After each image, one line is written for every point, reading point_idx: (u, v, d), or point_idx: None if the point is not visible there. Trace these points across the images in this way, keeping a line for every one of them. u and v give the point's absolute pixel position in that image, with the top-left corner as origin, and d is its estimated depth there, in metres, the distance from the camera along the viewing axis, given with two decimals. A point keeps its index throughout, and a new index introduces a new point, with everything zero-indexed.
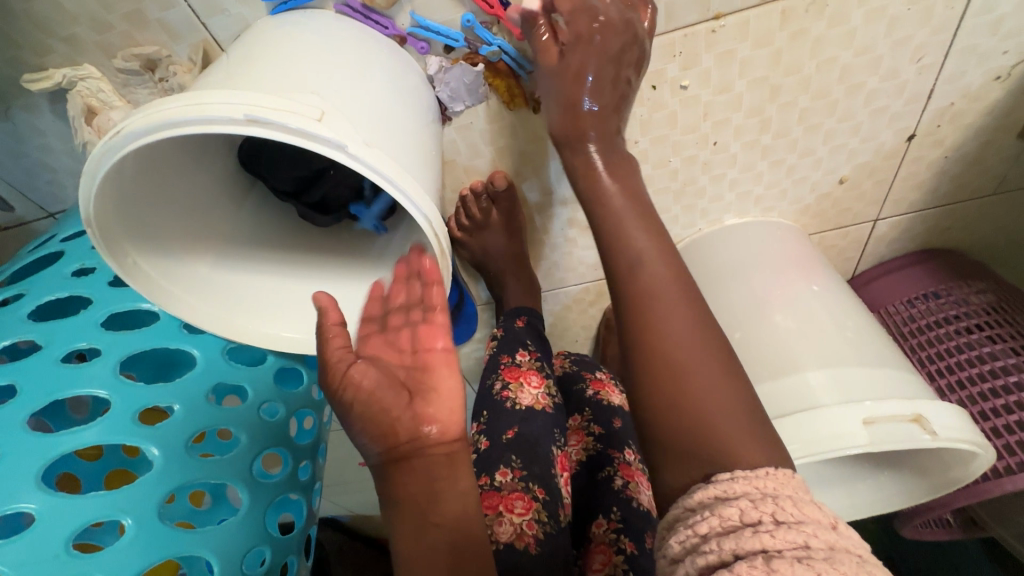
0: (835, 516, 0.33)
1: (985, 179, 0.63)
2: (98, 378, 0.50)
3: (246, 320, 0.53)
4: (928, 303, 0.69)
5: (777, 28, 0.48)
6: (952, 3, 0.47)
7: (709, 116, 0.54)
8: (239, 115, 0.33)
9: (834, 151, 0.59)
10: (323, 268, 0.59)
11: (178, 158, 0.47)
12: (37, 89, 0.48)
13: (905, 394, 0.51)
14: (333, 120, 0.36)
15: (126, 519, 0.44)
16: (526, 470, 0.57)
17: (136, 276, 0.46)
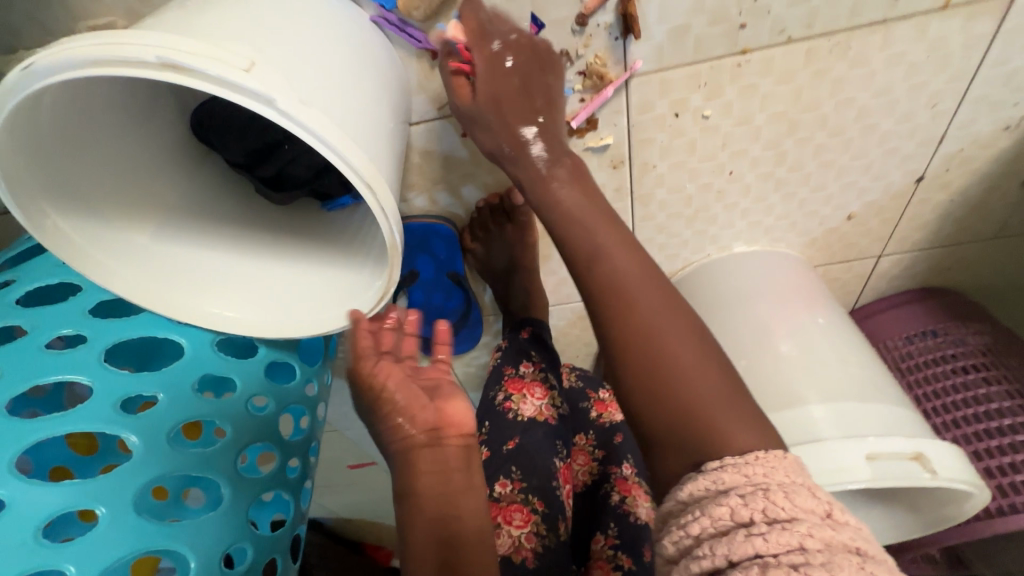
0: (828, 500, 0.32)
1: (987, 223, 0.65)
2: (82, 367, 0.49)
3: (182, 295, 0.44)
4: (926, 341, 0.71)
5: (800, 66, 0.49)
6: (970, 54, 0.48)
7: (727, 146, 0.55)
8: (150, 56, 0.26)
9: (845, 187, 0.60)
10: (298, 247, 0.49)
11: (135, 126, 0.41)
12: (6, 70, 0.47)
13: (906, 431, 0.52)
14: (262, 70, 0.29)
15: (99, 510, 0.43)
16: (526, 482, 0.58)
17: (56, 243, 0.37)
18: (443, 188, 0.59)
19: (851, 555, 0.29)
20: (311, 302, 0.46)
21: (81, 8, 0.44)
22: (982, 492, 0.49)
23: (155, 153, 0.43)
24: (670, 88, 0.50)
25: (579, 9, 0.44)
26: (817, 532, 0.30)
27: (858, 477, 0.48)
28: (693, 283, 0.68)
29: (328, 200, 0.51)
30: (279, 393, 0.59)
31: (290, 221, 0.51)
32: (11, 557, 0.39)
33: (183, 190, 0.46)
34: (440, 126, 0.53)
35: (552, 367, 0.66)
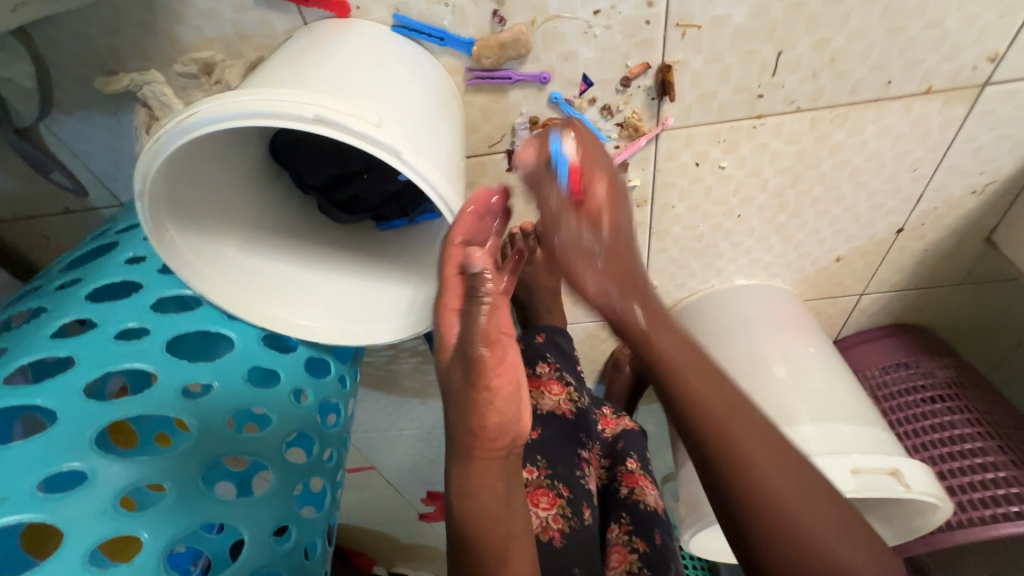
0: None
1: (954, 270, 0.74)
2: (143, 356, 0.48)
3: (264, 305, 0.49)
4: (900, 371, 0.79)
5: (806, 131, 0.57)
6: (946, 130, 0.57)
7: (738, 193, 0.63)
8: (310, 115, 0.34)
9: (836, 233, 0.68)
10: (354, 262, 0.55)
11: (238, 149, 0.47)
12: (106, 90, 0.51)
13: (884, 450, 0.60)
14: (388, 125, 0.36)
15: (165, 484, 0.41)
16: (550, 469, 0.64)
17: (169, 252, 0.43)
18: None
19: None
20: (371, 313, 0.51)
21: (184, 42, 0.49)
22: (945, 502, 0.56)
23: (243, 173, 0.49)
24: (694, 141, 0.57)
25: (624, 73, 0.51)
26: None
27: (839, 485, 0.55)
28: (697, 310, 0.76)
29: (382, 220, 0.57)
30: (321, 387, 0.57)
31: (347, 239, 0.57)
32: (82, 525, 0.36)
33: (261, 204, 0.51)
34: (489, 160, 0.59)
35: (568, 365, 0.70)
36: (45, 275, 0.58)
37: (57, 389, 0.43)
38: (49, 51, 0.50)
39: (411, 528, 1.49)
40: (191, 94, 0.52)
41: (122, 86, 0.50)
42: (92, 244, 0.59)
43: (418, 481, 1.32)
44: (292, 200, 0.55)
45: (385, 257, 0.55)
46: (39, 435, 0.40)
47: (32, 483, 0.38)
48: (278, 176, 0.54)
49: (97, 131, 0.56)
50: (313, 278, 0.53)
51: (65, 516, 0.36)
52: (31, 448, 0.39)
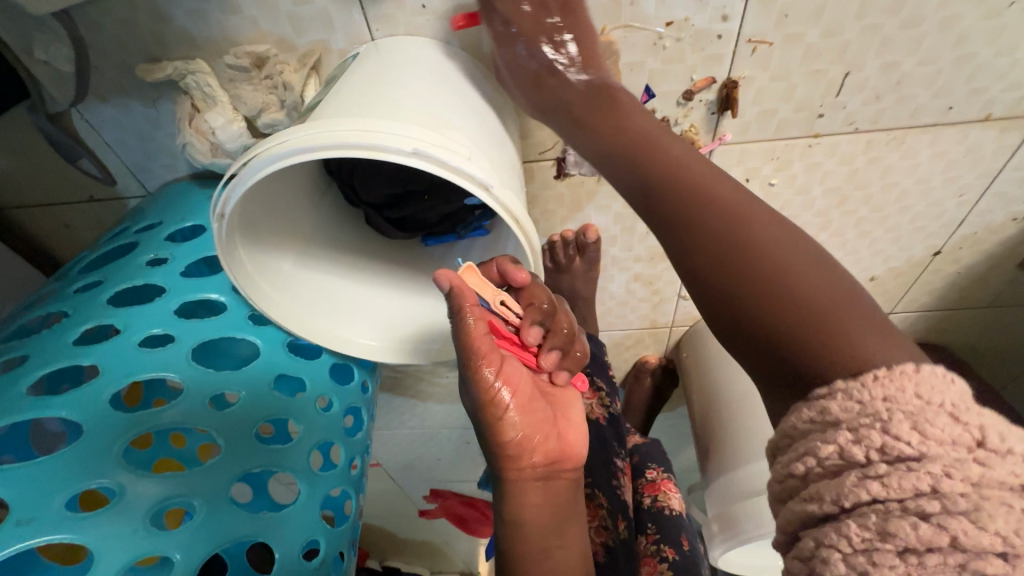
0: (978, 427, 0.27)
1: (983, 294, 0.75)
2: (173, 365, 0.43)
3: (321, 322, 0.48)
4: None
5: (860, 152, 0.56)
6: (997, 158, 0.57)
7: (784, 210, 0.63)
8: (407, 148, 0.32)
9: (874, 254, 0.68)
10: (389, 275, 0.54)
11: (292, 165, 0.47)
12: (149, 79, 0.49)
13: None
14: (477, 157, 0.35)
15: (195, 503, 0.38)
16: (591, 478, 0.61)
17: (241, 278, 0.42)
18: None
19: (1006, 499, 0.24)
20: (402, 328, 0.52)
21: (237, 35, 0.47)
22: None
23: (297, 190, 0.49)
24: (747, 157, 0.57)
25: (688, 86, 0.50)
26: (899, 376, 0.28)
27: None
28: None
29: (430, 235, 0.57)
30: (344, 395, 0.54)
31: (391, 250, 0.56)
32: (123, 543, 0.35)
33: (314, 220, 0.51)
34: (537, 167, 0.58)
35: (598, 371, 0.69)
36: (61, 279, 0.51)
37: (82, 400, 0.39)
38: (93, 36, 0.48)
39: (411, 525, 1.48)
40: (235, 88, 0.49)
41: (164, 75, 0.48)
42: (109, 246, 0.53)
43: (423, 479, 1.31)
44: (338, 209, 0.55)
45: (416, 271, 0.56)
46: (67, 449, 0.37)
47: (63, 500, 0.35)
48: (327, 188, 0.54)
49: (134, 121, 0.54)
50: (361, 291, 0.52)
51: (97, 536, 0.34)
52: (64, 462, 0.37)
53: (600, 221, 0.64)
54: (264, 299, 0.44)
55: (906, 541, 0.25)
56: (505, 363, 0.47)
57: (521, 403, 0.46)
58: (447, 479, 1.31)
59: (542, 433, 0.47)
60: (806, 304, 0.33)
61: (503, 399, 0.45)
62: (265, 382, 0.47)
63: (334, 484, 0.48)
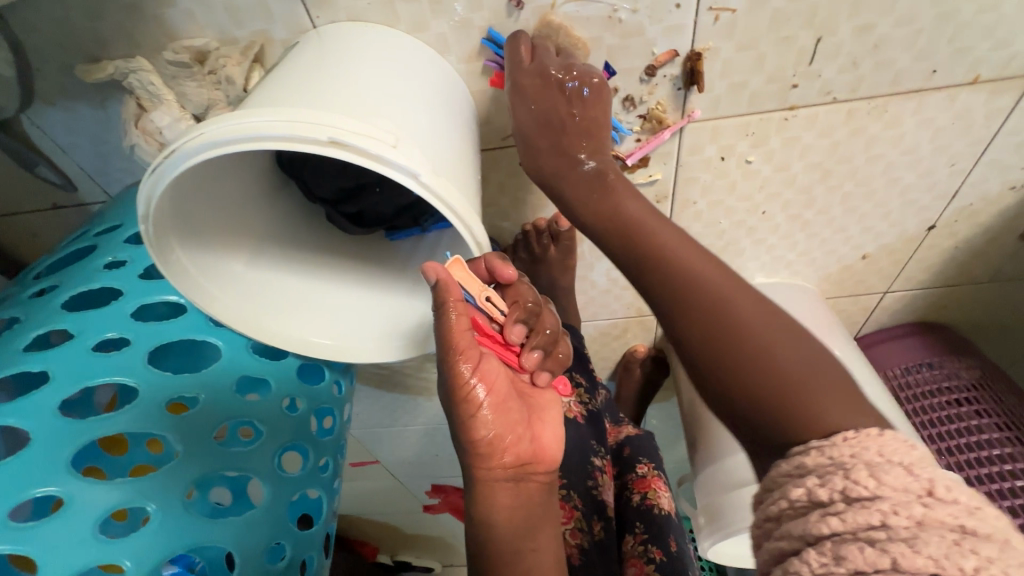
0: (929, 478, 0.29)
1: (984, 268, 0.71)
2: (126, 368, 0.40)
3: (276, 322, 0.47)
4: (924, 372, 0.76)
5: (840, 123, 0.53)
6: (989, 123, 0.53)
7: (764, 188, 0.60)
8: (323, 137, 0.30)
9: (863, 231, 0.65)
10: (354, 274, 0.53)
11: (241, 161, 0.45)
12: (91, 79, 0.47)
13: None
14: (405, 145, 0.33)
15: (149, 508, 0.35)
16: (566, 480, 0.58)
17: (184, 282, 0.41)
18: (493, 211, 0.63)
19: (950, 536, 0.27)
20: (372, 329, 0.50)
21: (176, 29, 0.45)
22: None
23: (249, 188, 0.47)
24: (720, 134, 0.54)
25: (650, 61, 0.47)
26: (864, 440, 0.32)
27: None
28: None
29: (393, 229, 0.55)
30: (313, 395, 0.51)
31: (352, 247, 0.54)
32: (64, 555, 0.32)
33: (267, 219, 0.49)
34: (502, 154, 0.56)
35: (577, 366, 0.67)
36: (22, 283, 0.49)
37: (28, 406, 0.36)
38: (30, 38, 0.46)
39: (415, 521, 1.47)
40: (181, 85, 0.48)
41: (106, 75, 0.47)
42: (69, 249, 0.50)
43: (422, 476, 1.31)
44: (296, 206, 0.53)
45: (387, 267, 0.54)
46: (9, 459, 0.34)
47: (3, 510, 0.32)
48: (285, 187, 0.52)
49: (85, 124, 0.53)
50: (322, 291, 0.51)
51: (41, 545, 0.32)
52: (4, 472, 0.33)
53: None
54: (211, 300, 0.43)
55: (855, 563, 0.27)
56: (484, 360, 0.44)
57: (495, 402, 0.44)
58: (446, 475, 1.30)
59: (515, 433, 0.45)
60: (784, 375, 0.36)
61: (478, 397, 0.43)
62: (228, 383, 0.44)
63: (300, 486, 0.46)
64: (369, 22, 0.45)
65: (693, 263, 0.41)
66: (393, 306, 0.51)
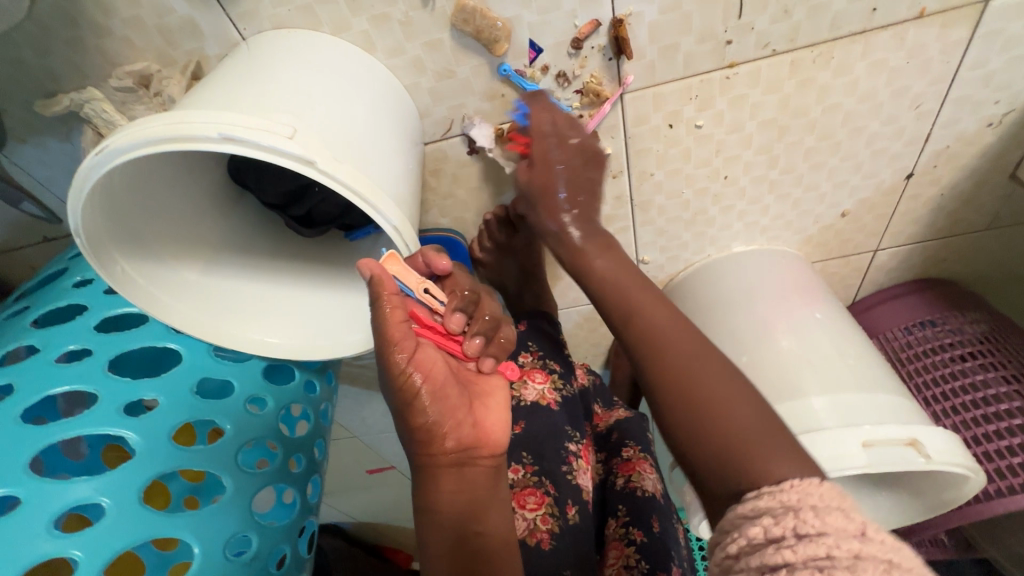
0: (863, 521, 0.29)
1: (979, 215, 0.67)
2: (86, 375, 0.42)
3: (232, 326, 0.49)
4: (925, 331, 0.73)
5: (786, 76, 0.51)
6: (948, 58, 0.51)
7: (721, 152, 0.58)
8: (215, 134, 0.31)
9: (836, 187, 0.63)
10: (312, 276, 0.54)
11: (187, 173, 0.47)
12: (49, 113, 0.50)
13: (903, 419, 0.52)
14: (302, 136, 0.34)
15: (104, 502, 0.37)
16: (537, 466, 0.62)
17: (134, 292, 0.43)
18: (452, 203, 0.63)
19: (888, 567, 0.26)
20: (329, 328, 0.51)
21: (118, 56, 0.48)
22: (980, 476, 0.52)
23: (203, 199, 0.49)
24: (663, 101, 0.53)
25: (574, 34, 0.47)
26: (783, 490, 0.32)
27: (851, 465, 0.48)
28: (691, 283, 0.71)
29: (352, 230, 0.56)
30: (283, 395, 0.53)
31: (311, 251, 0.56)
32: (22, 547, 0.34)
33: (223, 228, 0.51)
34: (448, 146, 0.57)
35: (551, 354, 0.70)
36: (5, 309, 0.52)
37: None
38: None
39: None
40: (132, 109, 0.51)
41: (62, 107, 0.50)
42: (45, 273, 0.53)
43: None
44: (254, 216, 0.54)
45: (345, 267, 0.55)
46: None
47: None
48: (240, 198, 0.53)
49: (55, 157, 0.56)
50: (282, 293, 0.52)
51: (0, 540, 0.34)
52: None
53: None
54: (164, 308, 0.45)
55: None
56: (420, 349, 0.49)
57: (431, 390, 0.48)
58: None
59: (455, 417, 0.51)
60: (728, 426, 0.37)
61: (415, 383, 0.47)
62: (187, 384, 0.46)
63: (267, 480, 0.47)
64: (294, 28, 0.47)
65: (657, 321, 0.45)
66: (349, 304, 0.52)
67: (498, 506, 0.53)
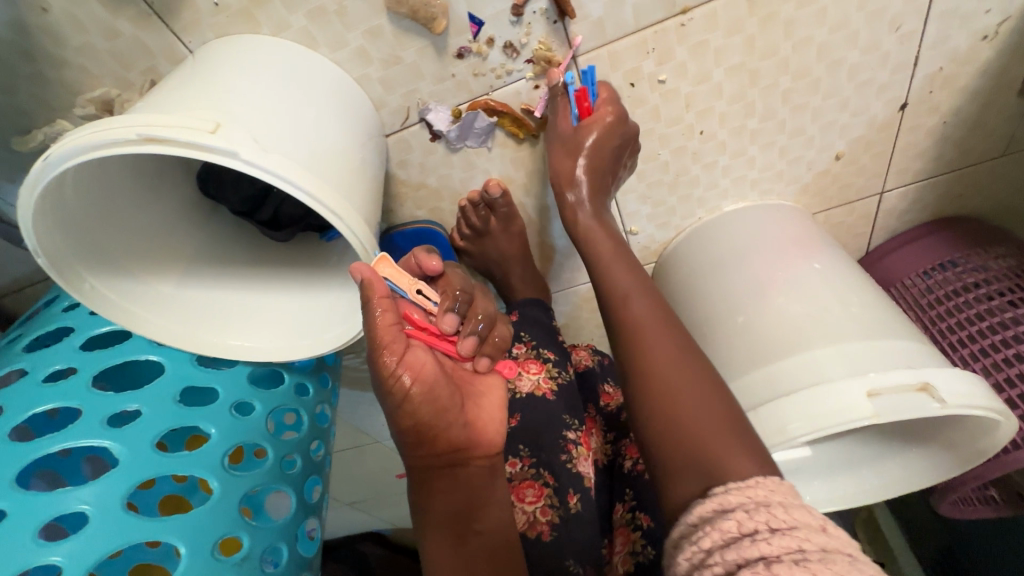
0: (825, 517, 0.32)
1: (993, 140, 0.62)
2: (69, 391, 0.43)
3: (211, 333, 0.49)
4: (945, 273, 0.67)
5: (746, 15, 0.49)
6: None
7: (692, 107, 0.56)
8: (134, 135, 0.32)
9: (825, 128, 0.59)
10: (289, 280, 0.55)
11: (152, 189, 0.48)
12: (27, 149, 0.52)
13: (913, 364, 0.48)
14: (226, 129, 0.34)
15: (86, 509, 0.38)
16: (535, 458, 0.60)
17: (107, 308, 0.44)
18: (426, 193, 0.63)
19: (851, 557, 0.29)
20: (309, 329, 0.52)
21: (78, 85, 0.49)
22: (1009, 419, 0.48)
23: (173, 213, 0.50)
24: (620, 60, 0.51)
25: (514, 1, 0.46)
26: (749, 486, 0.36)
27: (857, 417, 0.44)
28: (684, 249, 0.68)
29: (326, 230, 0.57)
30: (270, 398, 0.53)
31: (288, 255, 0.57)
32: (4, 557, 0.35)
33: (197, 240, 0.52)
34: (410, 135, 0.56)
35: (545, 341, 0.68)
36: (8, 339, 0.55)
37: None
38: None
39: None
40: None
41: (37, 142, 0.52)
42: (41, 302, 0.55)
43: None
44: (229, 225, 0.55)
45: (320, 268, 0.56)
46: None
47: None
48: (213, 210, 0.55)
49: None
50: (261, 299, 0.53)
51: None
52: None
53: (502, 174, 0.61)
54: (140, 321, 0.46)
55: None
56: (410, 350, 0.46)
57: (423, 390, 0.46)
58: None
59: (449, 417, 0.49)
60: (694, 428, 0.42)
61: (404, 385, 0.45)
62: (170, 393, 0.47)
63: (255, 481, 0.47)
64: (236, 34, 0.48)
65: (647, 339, 0.48)
66: (327, 303, 0.53)
67: (494, 504, 0.52)
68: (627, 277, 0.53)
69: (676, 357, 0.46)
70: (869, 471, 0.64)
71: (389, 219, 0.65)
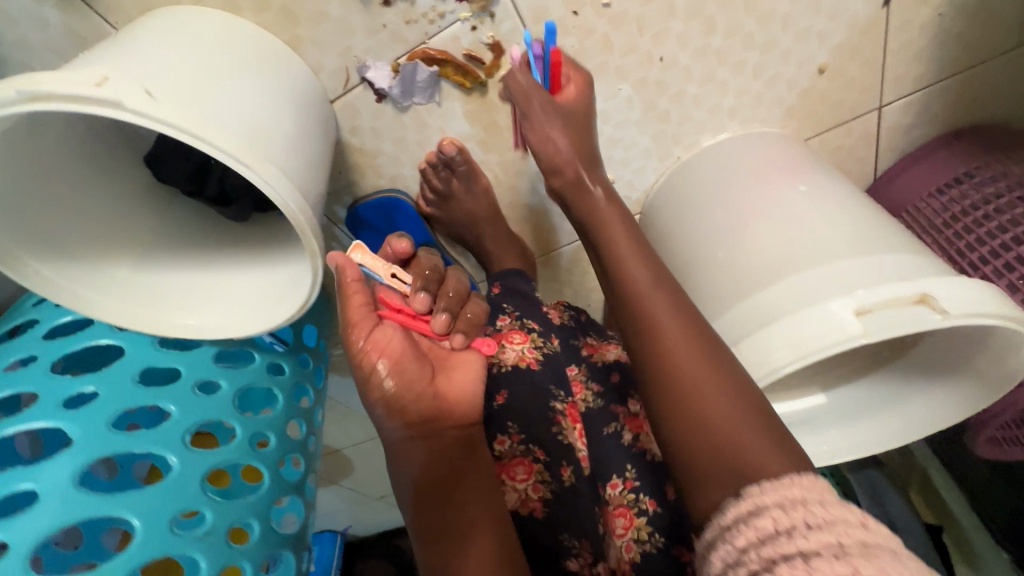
0: (861, 511, 0.33)
1: (993, 28, 0.56)
2: (26, 378, 0.44)
3: (168, 314, 0.49)
4: (961, 188, 0.60)
5: None
6: None
7: (645, 30, 0.52)
8: (16, 94, 0.31)
9: (799, 37, 0.55)
10: (247, 259, 0.54)
11: (96, 174, 0.48)
12: None
13: (911, 275, 0.43)
14: (114, 81, 0.33)
15: (35, 487, 0.38)
16: (525, 435, 0.59)
17: (54, 291, 0.44)
18: (385, 160, 0.61)
19: (890, 553, 0.30)
20: (263, 303, 0.50)
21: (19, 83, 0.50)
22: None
23: (122, 198, 0.50)
24: None
25: None
26: (785, 485, 0.36)
27: (846, 337, 0.39)
28: (663, 192, 0.64)
29: None
30: (239, 378, 0.53)
31: (247, 235, 0.56)
32: None
33: (151, 225, 0.52)
34: (355, 98, 0.54)
35: (529, 311, 0.65)
36: None
37: None
38: None
39: None
40: None
41: None
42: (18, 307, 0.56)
43: None
44: (186, 210, 0.55)
45: (277, 244, 0.55)
46: None
47: None
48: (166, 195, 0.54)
49: None
50: (219, 279, 0.52)
51: None
52: None
53: (458, 130, 0.58)
54: (89, 304, 0.45)
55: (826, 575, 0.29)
56: (379, 329, 0.46)
57: (392, 363, 0.45)
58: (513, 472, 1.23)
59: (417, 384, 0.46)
60: (722, 433, 0.41)
61: (378, 366, 0.44)
62: (128, 375, 0.46)
63: (220, 459, 0.47)
64: (163, 8, 0.47)
65: (667, 335, 0.45)
66: (280, 276, 0.51)
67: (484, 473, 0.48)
68: (639, 264, 0.48)
69: (706, 342, 0.44)
70: (892, 413, 0.58)
71: (350, 192, 0.63)
